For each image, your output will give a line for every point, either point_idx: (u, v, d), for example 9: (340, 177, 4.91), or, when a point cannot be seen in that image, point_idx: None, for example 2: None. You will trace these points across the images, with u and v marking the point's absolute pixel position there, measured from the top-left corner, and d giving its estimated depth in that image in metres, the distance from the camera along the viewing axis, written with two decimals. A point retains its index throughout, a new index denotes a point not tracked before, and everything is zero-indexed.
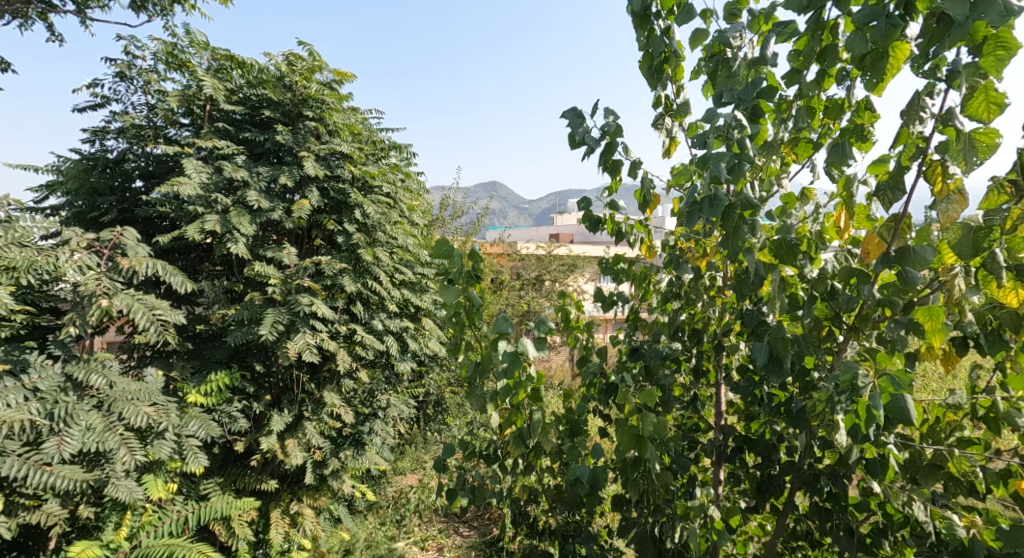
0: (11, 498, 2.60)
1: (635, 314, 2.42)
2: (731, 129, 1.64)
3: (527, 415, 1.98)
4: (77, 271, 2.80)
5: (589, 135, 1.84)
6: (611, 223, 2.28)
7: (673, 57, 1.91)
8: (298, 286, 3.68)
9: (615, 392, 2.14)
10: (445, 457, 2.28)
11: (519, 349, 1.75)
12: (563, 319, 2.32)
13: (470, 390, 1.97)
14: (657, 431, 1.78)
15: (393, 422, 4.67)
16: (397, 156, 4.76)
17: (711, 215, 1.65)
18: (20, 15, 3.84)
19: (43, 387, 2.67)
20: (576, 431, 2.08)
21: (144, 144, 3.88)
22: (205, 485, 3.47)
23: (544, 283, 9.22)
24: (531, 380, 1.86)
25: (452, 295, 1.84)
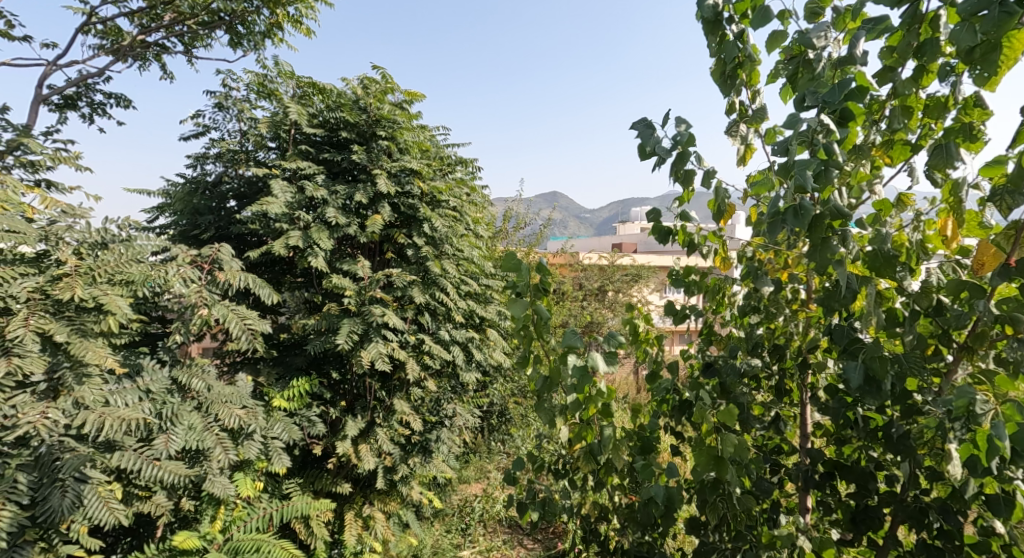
0: (127, 488, 2.86)
1: (709, 328, 2.34)
2: (816, 133, 1.57)
3: (598, 431, 1.94)
4: (183, 284, 3.05)
5: (659, 145, 1.82)
6: (682, 234, 2.22)
7: (749, 61, 1.85)
8: (371, 297, 3.82)
9: (688, 410, 2.08)
10: (515, 470, 2.29)
11: (590, 364, 1.73)
12: (631, 332, 2.29)
13: (539, 403, 1.98)
14: (738, 453, 1.71)
15: (460, 431, 4.72)
16: (463, 170, 4.86)
17: (796, 225, 1.55)
18: (138, 57, 4.26)
19: (154, 389, 2.91)
20: (648, 449, 2.03)
21: (237, 167, 4.18)
22: (287, 485, 3.66)
23: (608, 294, 9.08)
24: (602, 395, 1.82)
25: (520, 308, 1.81)
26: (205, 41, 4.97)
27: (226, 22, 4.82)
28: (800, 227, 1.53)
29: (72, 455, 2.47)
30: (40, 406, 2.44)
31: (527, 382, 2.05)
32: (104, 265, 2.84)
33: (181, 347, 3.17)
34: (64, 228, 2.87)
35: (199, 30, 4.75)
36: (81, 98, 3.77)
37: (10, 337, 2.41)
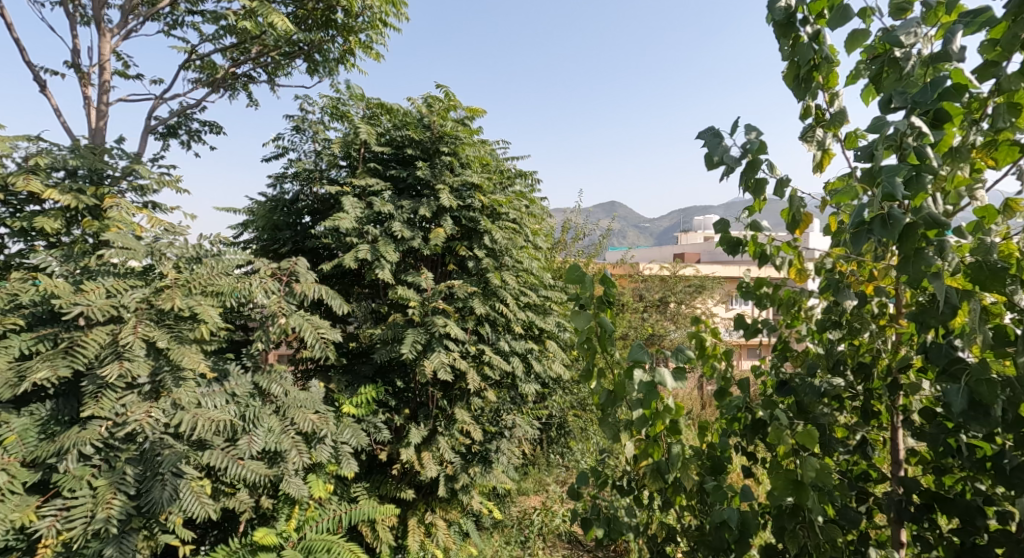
0: (215, 484, 3.12)
1: (784, 343, 2.25)
2: (905, 136, 1.51)
3: (665, 448, 1.98)
4: (264, 295, 3.31)
5: (727, 155, 1.74)
6: (753, 245, 2.16)
7: (826, 63, 1.75)
8: (434, 308, 3.99)
9: (762, 429, 2.04)
10: (578, 484, 2.29)
11: (658, 380, 1.75)
12: (697, 346, 2.26)
13: (602, 418, 1.98)
14: (818, 479, 1.68)
15: (519, 442, 4.78)
16: (522, 182, 4.95)
17: (883, 236, 1.48)
18: (228, 87, 4.65)
19: (239, 392, 3.16)
20: (719, 469, 2.03)
21: (312, 185, 4.47)
22: (355, 488, 3.86)
23: (669, 305, 8.91)
24: (670, 411, 1.87)
25: (584, 320, 1.87)
26: (286, 70, 5.36)
27: (305, 51, 5.19)
28: (890, 239, 1.46)
29: (171, 451, 2.71)
30: (144, 405, 2.69)
31: (590, 396, 2.05)
32: (196, 279, 3.11)
33: (263, 353, 3.44)
34: (166, 244, 3.17)
35: (281, 61, 5.13)
36: (181, 127, 4.17)
37: (121, 343, 2.64)
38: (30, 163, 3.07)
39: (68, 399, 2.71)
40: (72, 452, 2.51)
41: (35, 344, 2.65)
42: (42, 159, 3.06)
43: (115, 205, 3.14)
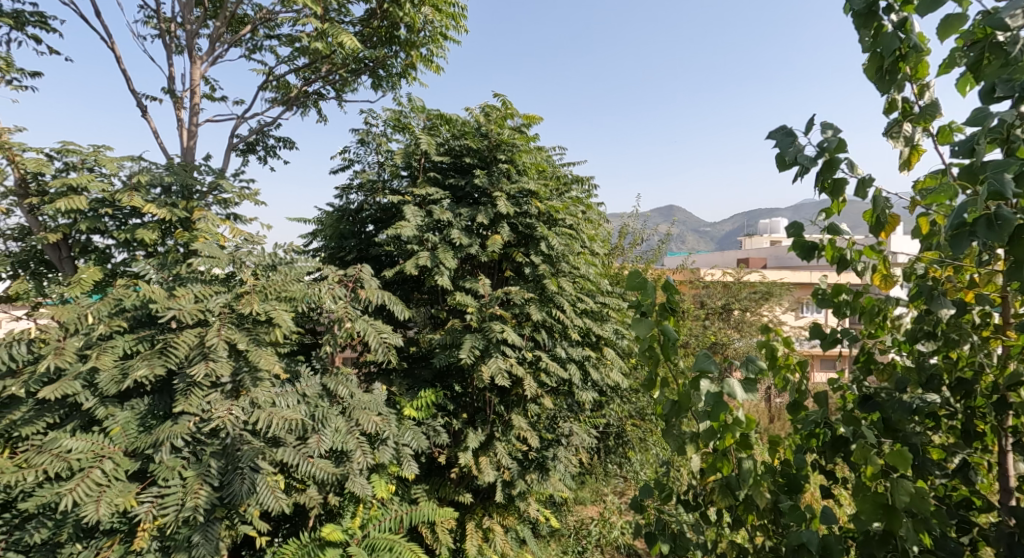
0: (288, 479, 3.31)
1: (867, 354, 1.95)
2: (1011, 128, 1.38)
3: (735, 463, 1.77)
4: (332, 300, 3.48)
5: (803, 154, 1.53)
6: (830, 249, 1.83)
7: (915, 52, 1.52)
8: (491, 314, 4.06)
9: (843, 447, 1.74)
10: (642, 497, 2.03)
11: (726, 390, 1.63)
12: (767, 356, 2.02)
13: (666, 429, 1.83)
14: (914, 504, 1.40)
15: (576, 450, 4.78)
16: (579, 188, 5.00)
17: (990, 240, 1.31)
18: (300, 105, 4.94)
19: (309, 393, 3.36)
20: (795, 488, 1.82)
21: (375, 195, 4.67)
22: (415, 490, 3.99)
23: (733, 312, 8.66)
24: (740, 424, 1.68)
25: (645, 328, 1.79)
26: (353, 86, 5.63)
27: (370, 67, 5.44)
28: (998, 242, 1.29)
29: (249, 447, 2.90)
30: (226, 403, 2.87)
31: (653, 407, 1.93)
32: (273, 284, 3.28)
33: (330, 356, 3.63)
34: (246, 253, 3.39)
35: (349, 77, 5.40)
36: (258, 143, 4.47)
37: (207, 344, 2.84)
38: (133, 181, 3.38)
39: (162, 395, 2.94)
40: (166, 443, 2.72)
41: (135, 344, 2.92)
42: (143, 176, 3.36)
43: (202, 217, 3.41)
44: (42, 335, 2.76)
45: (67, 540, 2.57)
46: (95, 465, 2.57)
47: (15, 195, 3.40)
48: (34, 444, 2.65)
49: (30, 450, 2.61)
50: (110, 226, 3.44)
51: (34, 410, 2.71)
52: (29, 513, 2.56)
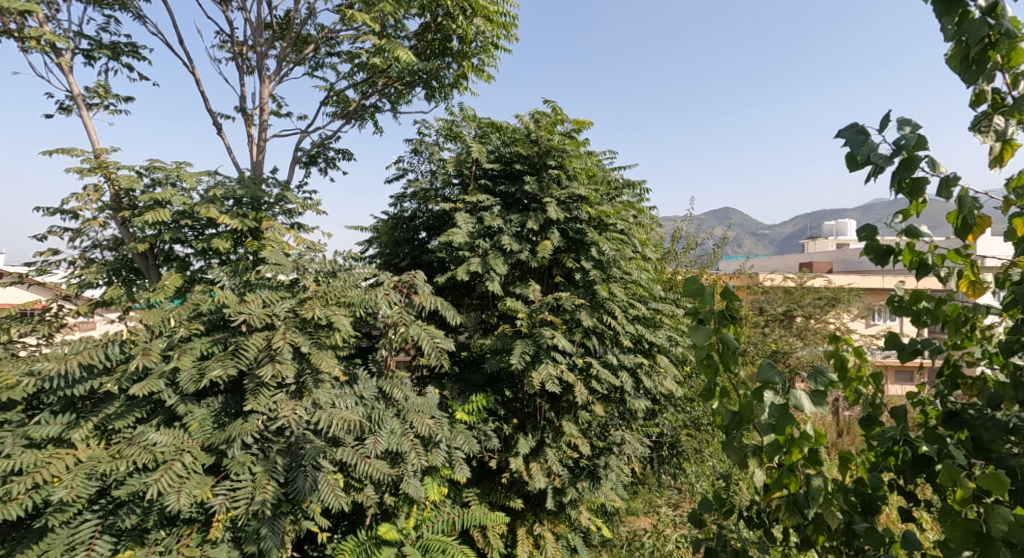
0: (347, 478, 3.38)
1: (953, 367, 1.70)
2: None
3: (803, 480, 1.60)
4: (388, 305, 3.60)
5: (877, 153, 1.40)
6: (908, 253, 1.66)
7: (1009, 38, 1.35)
8: (542, 319, 4.10)
9: (927, 468, 1.55)
10: (701, 511, 1.88)
11: (793, 402, 1.49)
12: (837, 368, 1.79)
13: (726, 441, 1.66)
14: (1013, 533, 1.27)
15: (629, 459, 4.72)
16: (630, 193, 4.98)
17: None
18: (358, 118, 5.15)
19: (366, 395, 3.48)
20: (871, 510, 1.58)
21: (428, 203, 4.81)
22: (466, 493, 4.06)
23: (795, 320, 8.32)
24: (808, 439, 1.54)
25: (703, 336, 1.69)
26: (407, 98, 5.83)
27: (423, 79, 5.61)
28: None
29: (311, 446, 3.04)
30: (291, 403, 3.01)
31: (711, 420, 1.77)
32: (332, 290, 3.44)
33: (386, 360, 3.76)
34: (309, 260, 3.58)
35: (403, 90, 5.60)
36: (319, 156, 4.69)
37: (274, 346, 3.00)
38: (209, 195, 3.63)
39: (233, 395, 3.15)
40: (238, 440, 2.89)
41: (211, 346, 3.11)
42: (218, 190, 3.61)
43: (270, 226, 3.62)
44: (132, 336, 2.98)
45: (153, 527, 2.76)
46: (176, 458, 2.75)
47: (109, 208, 3.71)
48: (125, 437, 2.87)
49: (121, 443, 2.83)
50: (189, 236, 3.70)
51: (125, 406, 2.92)
52: (121, 500, 2.77)
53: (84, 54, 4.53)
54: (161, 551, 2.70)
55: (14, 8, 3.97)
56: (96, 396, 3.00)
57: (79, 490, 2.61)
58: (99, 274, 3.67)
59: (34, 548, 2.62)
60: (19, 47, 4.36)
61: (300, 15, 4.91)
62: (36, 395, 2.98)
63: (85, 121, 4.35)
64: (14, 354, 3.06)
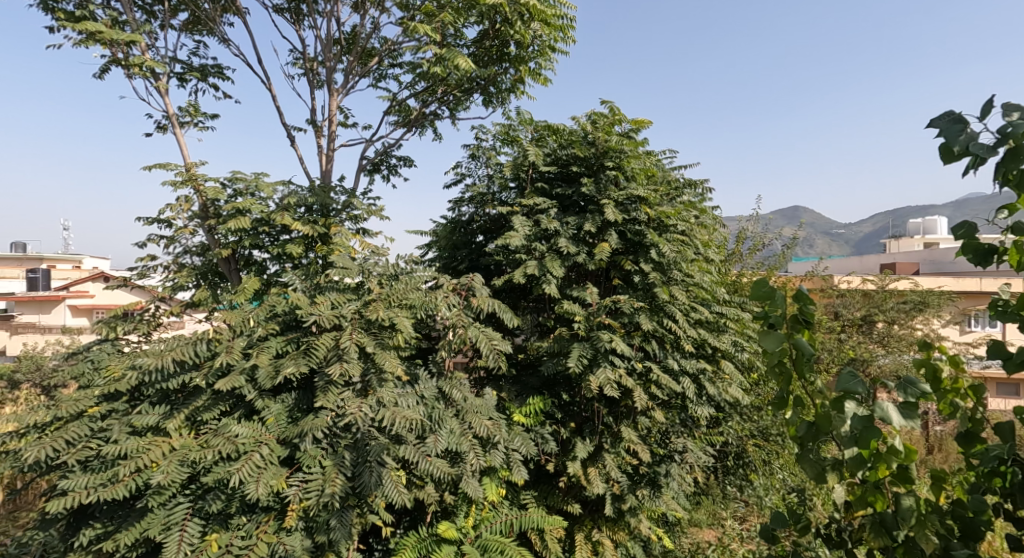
0: (409, 475, 3.49)
1: None
2: None
3: (892, 499, 1.51)
4: (448, 308, 3.70)
5: (977, 142, 1.24)
6: (1014, 253, 1.48)
7: None
8: (599, 323, 4.09)
9: None
10: (773, 527, 1.72)
11: (878, 414, 1.39)
12: (928, 378, 1.61)
13: (801, 454, 1.58)
14: None
15: (692, 468, 4.62)
16: (691, 193, 4.90)
17: None
18: (419, 126, 5.32)
19: (427, 394, 3.59)
20: (974, 537, 1.44)
21: (486, 207, 4.91)
22: (524, 496, 4.10)
23: (877, 325, 7.80)
24: (896, 454, 1.46)
25: (775, 342, 1.63)
26: (465, 105, 5.97)
27: (481, 85, 5.74)
28: None
29: (376, 442, 3.16)
30: (357, 401, 3.12)
31: (785, 431, 1.71)
32: (395, 293, 3.57)
33: (446, 361, 3.84)
34: (373, 264, 3.74)
35: (462, 97, 5.74)
36: (382, 163, 4.88)
37: (342, 346, 3.14)
38: (284, 203, 3.86)
39: (305, 392, 3.32)
40: (309, 435, 3.04)
41: (285, 345, 3.31)
42: (292, 198, 3.84)
43: (338, 232, 3.81)
44: (217, 336, 3.21)
45: (236, 512, 2.98)
46: (255, 449, 2.94)
47: (198, 217, 3.99)
48: (211, 428, 3.10)
49: (208, 433, 3.06)
50: (266, 242, 3.95)
51: (211, 399, 3.16)
52: (208, 487, 2.99)
53: (177, 77, 4.90)
54: (242, 535, 2.91)
55: (120, 38, 4.38)
56: (187, 390, 3.24)
57: (174, 474, 2.81)
58: (190, 277, 3.98)
59: (136, 527, 2.88)
60: (124, 73, 4.74)
61: (366, 29, 5.13)
62: (137, 387, 3.23)
63: (178, 138, 4.71)
64: (119, 350, 3.42)
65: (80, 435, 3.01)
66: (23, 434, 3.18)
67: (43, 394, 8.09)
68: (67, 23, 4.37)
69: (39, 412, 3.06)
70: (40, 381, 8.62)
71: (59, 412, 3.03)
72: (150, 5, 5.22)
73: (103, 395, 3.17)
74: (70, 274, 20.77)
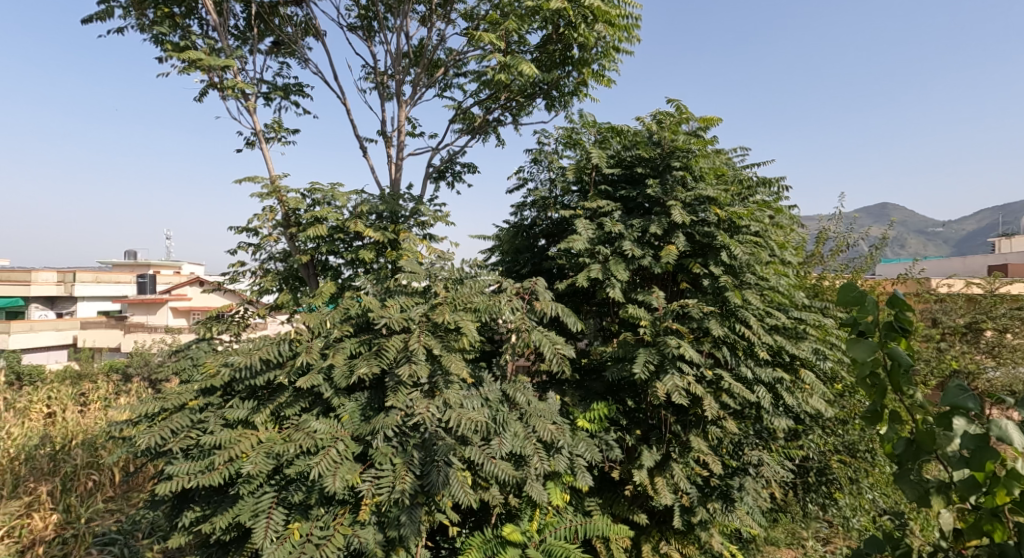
0: (474, 475, 3.51)
1: None
2: None
3: (1013, 529, 1.38)
4: (512, 311, 3.73)
5: None
6: None
7: None
8: (666, 328, 3.99)
9: None
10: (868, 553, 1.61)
11: (995, 432, 1.31)
12: None
13: (900, 473, 1.50)
14: None
15: (768, 484, 4.41)
16: (765, 192, 4.69)
17: None
18: (482, 133, 5.40)
19: (491, 397, 3.62)
20: None
21: (548, 211, 4.90)
22: (589, 502, 4.04)
23: (985, 334, 6.52)
24: (1018, 478, 1.34)
25: (866, 350, 1.55)
26: (528, 110, 6.00)
27: (544, 90, 5.76)
28: None
29: (443, 442, 3.21)
30: (425, 402, 3.18)
31: (879, 447, 1.60)
32: (460, 296, 3.61)
33: (509, 364, 3.91)
34: (439, 269, 3.81)
35: (525, 102, 5.78)
36: (447, 170, 4.97)
37: (410, 347, 3.23)
38: (357, 210, 4.02)
39: (377, 392, 3.43)
40: (381, 432, 3.13)
41: (358, 346, 3.43)
42: (364, 206, 3.98)
43: (407, 237, 3.93)
44: (298, 336, 3.38)
45: (316, 504, 3.09)
46: (332, 445, 3.05)
47: (281, 225, 4.21)
48: (293, 423, 3.26)
49: (290, 428, 3.21)
50: (342, 248, 4.11)
51: (293, 396, 3.32)
52: (290, 478, 3.14)
53: (264, 96, 5.22)
54: (321, 525, 3.04)
55: (217, 64, 4.73)
56: (273, 386, 3.40)
57: (261, 465, 2.99)
58: (273, 282, 4.20)
59: (229, 512, 3.08)
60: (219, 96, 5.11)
61: (433, 41, 5.27)
62: (230, 383, 3.41)
63: (264, 152, 4.99)
64: (214, 349, 3.62)
65: (182, 425, 3.22)
66: (135, 422, 3.45)
67: (150, 388, 8.80)
68: (173, 53, 4.77)
69: (149, 403, 3.30)
70: (149, 375, 9.39)
71: (165, 403, 3.24)
72: (241, 31, 5.59)
73: (200, 390, 3.36)
74: (171, 279, 22.44)
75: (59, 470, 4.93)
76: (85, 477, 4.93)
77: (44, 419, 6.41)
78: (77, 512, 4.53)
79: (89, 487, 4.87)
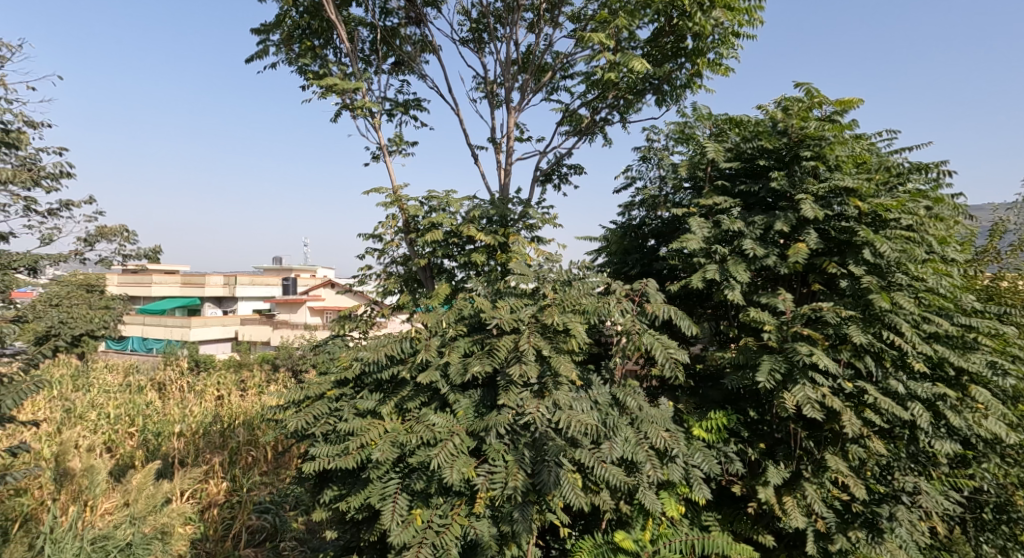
0: (586, 475, 3.35)
1: None
2: None
3: None
4: (621, 314, 3.58)
5: None
6: None
7: None
8: (795, 333, 3.61)
9: None
10: None
11: None
12: None
13: None
14: None
15: (929, 516, 3.82)
16: (919, 179, 4.11)
17: None
18: (591, 134, 5.26)
19: (601, 401, 3.46)
20: None
21: (658, 210, 4.65)
22: (706, 516, 3.76)
23: None
24: None
25: None
26: (637, 107, 5.77)
27: (655, 85, 5.50)
28: None
29: (553, 442, 3.13)
30: (535, 401, 3.10)
31: None
32: (568, 298, 3.51)
33: (618, 368, 3.73)
34: (548, 270, 3.73)
35: (634, 98, 5.56)
36: (555, 171, 4.88)
37: (520, 348, 3.16)
38: (469, 216, 4.06)
39: (489, 390, 3.37)
40: (494, 430, 3.09)
41: (472, 345, 3.44)
42: (475, 210, 4.01)
43: (516, 240, 3.90)
44: (417, 334, 3.47)
45: (435, 493, 3.14)
46: (450, 438, 3.07)
47: (402, 231, 4.37)
48: (415, 416, 3.33)
49: (412, 420, 3.29)
50: (455, 251, 4.18)
51: (414, 390, 3.41)
52: (410, 468, 3.21)
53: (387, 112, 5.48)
54: (440, 514, 3.07)
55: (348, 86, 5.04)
56: (394, 381, 3.52)
57: (388, 453, 3.09)
58: (396, 283, 4.33)
59: (361, 493, 3.24)
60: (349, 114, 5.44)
61: (541, 45, 5.22)
62: (361, 375, 3.58)
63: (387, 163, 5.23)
64: (347, 344, 3.90)
65: (321, 412, 3.42)
66: (283, 406, 3.69)
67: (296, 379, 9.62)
68: (311, 79, 5.17)
69: (294, 390, 3.53)
70: (293, 366, 10.24)
71: (308, 391, 3.44)
72: (367, 55, 5.88)
73: (336, 381, 3.55)
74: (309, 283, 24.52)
75: (227, 445, 5.52)
76: (246, 453, 5.44)
77: (216, 400, 7.23)
78: (241, 482, 4.96)
79: (249, 461, 5.33)
